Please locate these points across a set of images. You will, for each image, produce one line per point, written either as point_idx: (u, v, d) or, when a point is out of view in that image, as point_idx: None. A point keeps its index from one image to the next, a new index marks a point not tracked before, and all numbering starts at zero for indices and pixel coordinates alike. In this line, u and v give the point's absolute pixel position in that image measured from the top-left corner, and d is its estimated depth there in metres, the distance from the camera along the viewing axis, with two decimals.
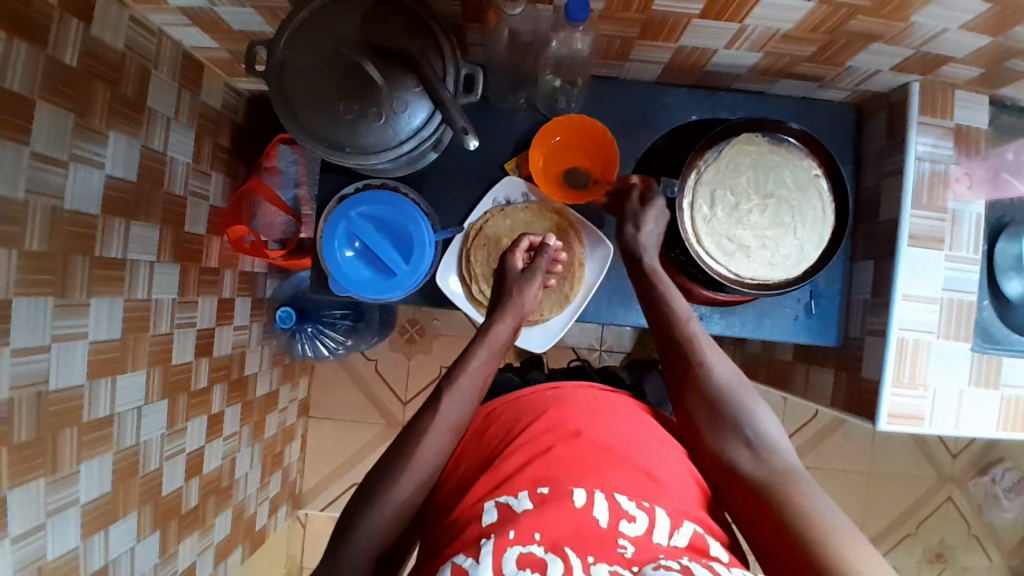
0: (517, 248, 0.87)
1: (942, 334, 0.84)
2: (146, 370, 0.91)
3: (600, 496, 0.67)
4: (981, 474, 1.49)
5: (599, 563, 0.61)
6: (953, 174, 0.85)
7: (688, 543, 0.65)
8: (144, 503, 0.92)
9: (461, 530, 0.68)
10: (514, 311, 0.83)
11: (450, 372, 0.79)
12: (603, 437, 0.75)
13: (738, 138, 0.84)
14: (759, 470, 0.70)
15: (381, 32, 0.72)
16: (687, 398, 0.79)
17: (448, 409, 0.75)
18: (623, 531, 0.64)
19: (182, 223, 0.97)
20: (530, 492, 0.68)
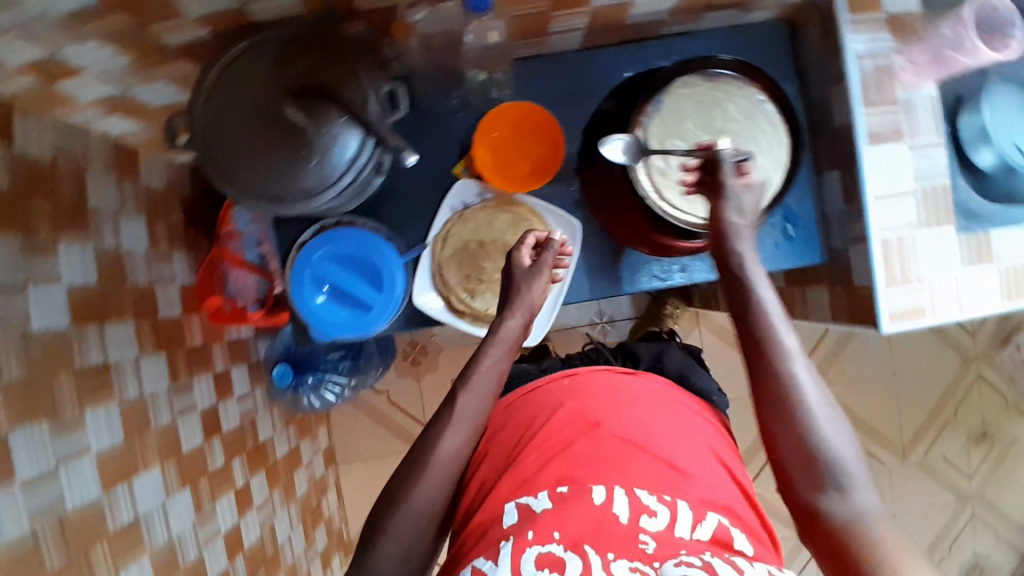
0: (522, 244, 0.83)
1: (922, 224, 0.84)
2: (160, 464, 0.90)
3: (620, 492, 0.70)
4: (1005, 344, 1.48)
5: (619, 560, 0.63)
6: (897, 65, 0.84)
7: (711, 537, 0.68)
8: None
9: (482, 530, 0.71)
10: (524, 307, 0.80)
11: (462, 371, 0.79)
12: (623, 429, 0.77)
13: (673, 86, 0.83)
14: (838, 514, 0.64)
15: (297, 71, 0.70)
16: (766, 411, 0.70)
17: (466, 405, 0.75)
18: (644, 527, 0.67)
19: (156, 311, 0.96)
20: (549, 491, 0.70)
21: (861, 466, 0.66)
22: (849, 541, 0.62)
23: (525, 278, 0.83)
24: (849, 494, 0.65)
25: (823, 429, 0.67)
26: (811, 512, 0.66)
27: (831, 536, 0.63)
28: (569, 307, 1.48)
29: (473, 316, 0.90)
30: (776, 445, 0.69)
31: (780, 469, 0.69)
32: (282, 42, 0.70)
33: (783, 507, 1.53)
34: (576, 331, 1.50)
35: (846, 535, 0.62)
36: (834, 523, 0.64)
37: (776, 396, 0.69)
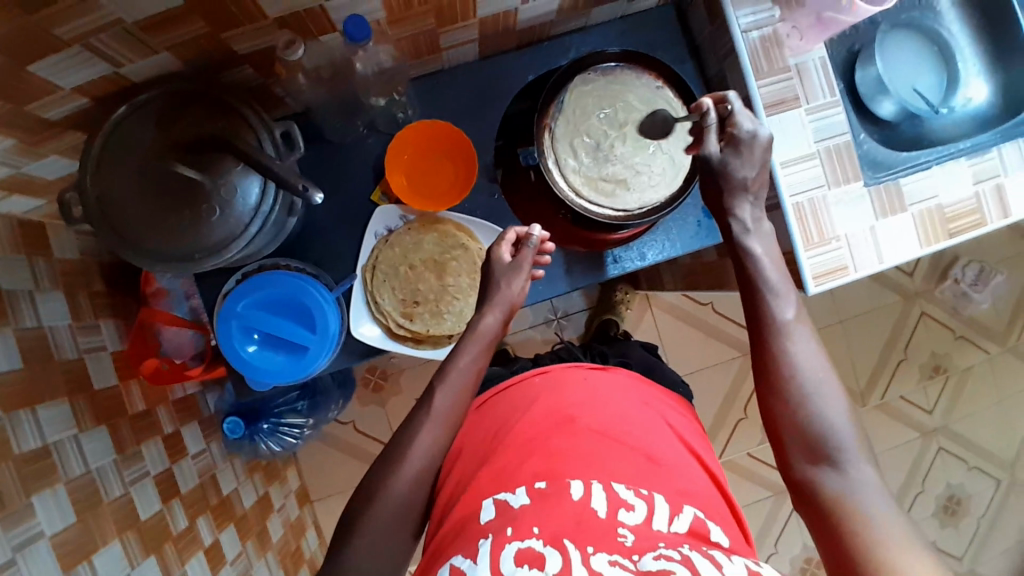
0: (500, 241, 0.83)
1: (831, 183, 0.86)
2: (121, 538, 0.88)
3: (598, 487, 0.69)
4: (943, 279, 1.53)
5: (599, 553, 0.60)
6: (783, 31, 0.86)
7: (688, 530, 0.67)
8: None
9: (457, 529, 0.69)
10: (502, 303, 0.80)
11: (442, 364, 0.79)
12: (599, 424, 0.78)
13: (573, 83, 0.84)
14: (829, 487, 0.64)
15: (180, 129, 0.69)
16: (763, 388, 0.71)
17: (442, 402, 0.76)
18: (622, 521, 0.65)
19: (90, 385, 0.93)
20: (528, 488, 0.69)
21: (857, 442, 0.66)
22: (839, 514, 0.62)
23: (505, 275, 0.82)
24: (843, 469, 0.64)
25: (819, 406, 0.67)
26: (805, 486, 0.66)
27: (820, 511, 0.63)
28: (523, 310, 1.49)
29: (414, 340, 0.89)
30: (772, 421, 0.69)
31: (777, 445, 0.69)
32: (162, 102, 0.70)
33: (760, 469, 1.56)
34: (532, 332, 1.50)
35: (836, 508, 0.62)
36: (826, 497, 0.64)
37: (771, 371, 0.70)
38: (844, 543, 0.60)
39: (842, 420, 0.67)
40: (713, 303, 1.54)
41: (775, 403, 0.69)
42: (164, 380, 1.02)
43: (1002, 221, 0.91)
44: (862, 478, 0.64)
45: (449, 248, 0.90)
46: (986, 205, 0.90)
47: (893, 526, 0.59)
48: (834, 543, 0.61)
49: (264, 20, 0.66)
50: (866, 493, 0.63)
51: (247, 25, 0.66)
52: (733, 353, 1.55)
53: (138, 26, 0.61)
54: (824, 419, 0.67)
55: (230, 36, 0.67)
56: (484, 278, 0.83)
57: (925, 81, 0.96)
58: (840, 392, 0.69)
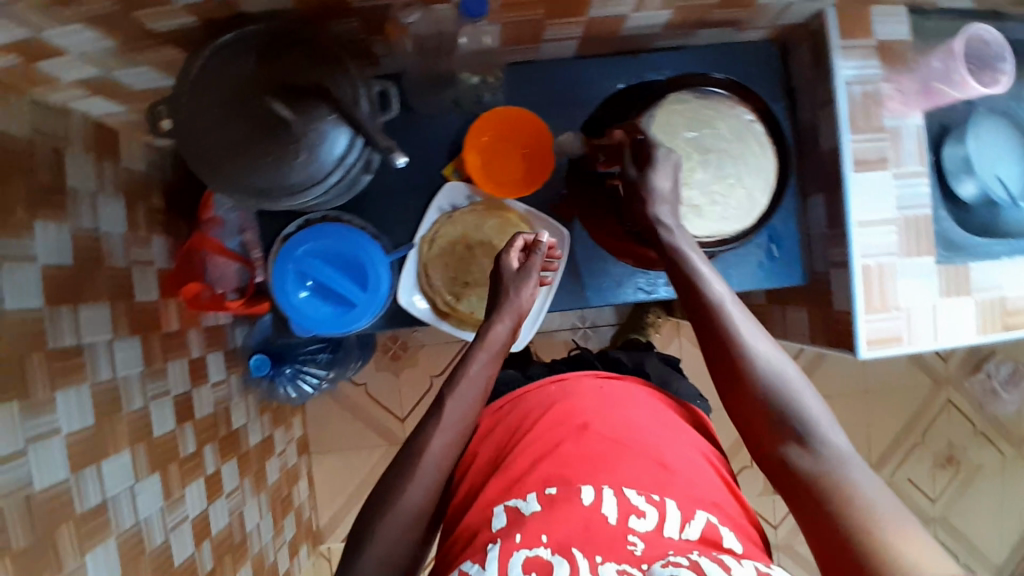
0: (510, 247, 0.83)
1: (904, 252, 0.85)
2: (130, 449, 0.90)
3: (609, 492, 0.69)
4: (975, 371, 1.51)
5: (607, 562, 0.63)
6: (885, 92, 0.85)
7: (699, 536, 0.67)
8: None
9: (473, 532, 0.71)
10: (512, 311, 0.80)
11: (450, 377, 0.78)
12: (611, 429, 0.77)
13: (666, 100, 0.83)
14: (807, 467, 0.63)
15: (279, 68, 0.70)
16: (723, 379, 0.71)
17: (450, 413, 0.75)
18: (632, 528, 0.66)
19: (131, 295, 0.95)
20: (538, 494, 0.70)
21: (823, 415, 0.66)
22: (819, 492, 0.61)
23: (515, 281, 0.82)
24: (815, 441, 0.64)
25: (778, 388, 0.67)
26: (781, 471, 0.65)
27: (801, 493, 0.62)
28: (553, 311, 1.49)
29: (457, 319, 0.89)
30: (746, 412, 0.69)
31: (751, 434, 0.69)
32: (269, 37, 0.70)
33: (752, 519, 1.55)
34: (557, 336, 1.51)
35: (817, 486, 0.61)
36: (803, 478, 0.63)
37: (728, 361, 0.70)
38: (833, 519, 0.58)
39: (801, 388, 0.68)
40: None
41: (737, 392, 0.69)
42: (200, 306, 1.05)
43: None
44: (834, 448, 0.64)
45: (508, 236, 0.90)
46: None
47: (875, 494, 0.59)
48: (822, 525, 0.59)
49: None
50: (845, 466, 0.62)
51: None
52: None
53: None
54: (783, 390, 0.67)
55: None
56: (495, 286, 0.83)
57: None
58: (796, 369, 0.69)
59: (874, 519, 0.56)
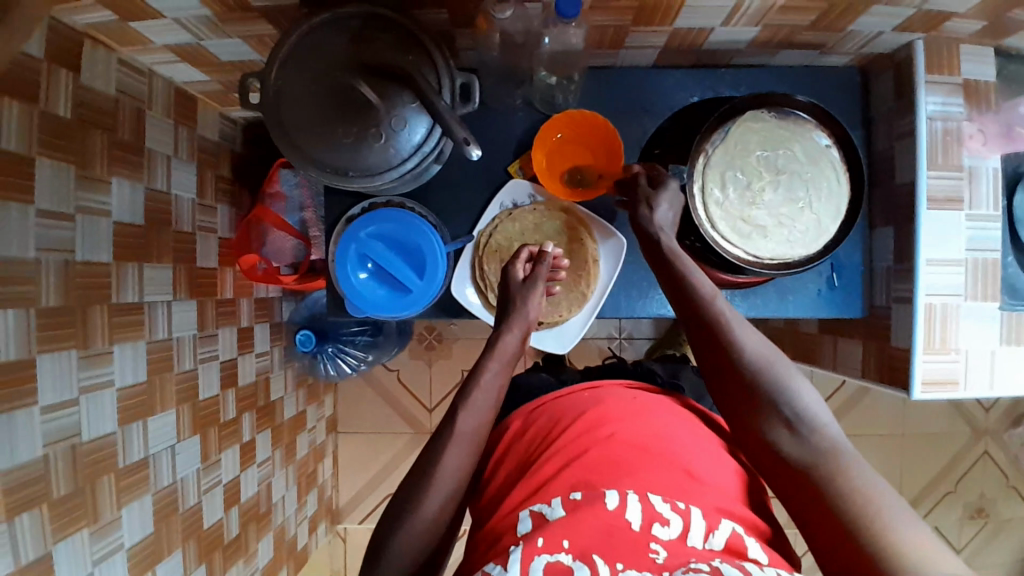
0: (516, 259, 0.85)
1: (970, 295, 0.83)
2: (176, 409, 0.92)
3: (633, 498, 0.66)
4: (1016, 424, 1.47)
5: (628, 569, 0.60)
6: (966, 130, 0.84)
7: (724, 546, 0.65)
8: (187, 539, 0.94)
9: (498, 537, 0.69)
10: (521, 321, 0.80)
11: (462, 387, 0.75)
12: (637, 436, 0.75)
13: (743, 116, 0.83)
14: (797, 454, 0.64)
15: (372, 49, 0.71)
16: (710, 375, 0.71)
17: (464, 422, 0.71)
18: (656, 535, 0.64)
19: (193, 259, 0.97)
20: (562, 498, 0.68)
21: (811, 403, 0.66)
22: (811, 481, 0.62)
23: (522, 292, 0.83)
24: (802, 425, 0.65)
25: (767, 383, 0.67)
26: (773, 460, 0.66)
27: (793, 479, 0.64)
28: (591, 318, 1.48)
29: None
30: (734, 413, 0.69)
31: (735, 426, 0.70)
32: (364, 19, 0.72)
33: None
34: (593, 343, 1.50)
35: (808, 473, 0.63)
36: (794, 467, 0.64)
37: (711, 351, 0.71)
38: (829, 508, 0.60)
39: (780, 365, 0.68)
40: None
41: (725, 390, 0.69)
42: (256, 279, 1.04)
43: None
44: (822, 431, 0.65)
45: (566, 239, 0.89)
46: None
47: (865, 478, 0.61)
48: (818, 516, 0.61)
49: None
50: (835, 451, 0.63)
51: None
52: None
53: None
54: (765, 370, 0.68)
55: None
56: (502, 296, 0.84)
57: None
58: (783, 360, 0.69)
59: (870, 511, 0.58)
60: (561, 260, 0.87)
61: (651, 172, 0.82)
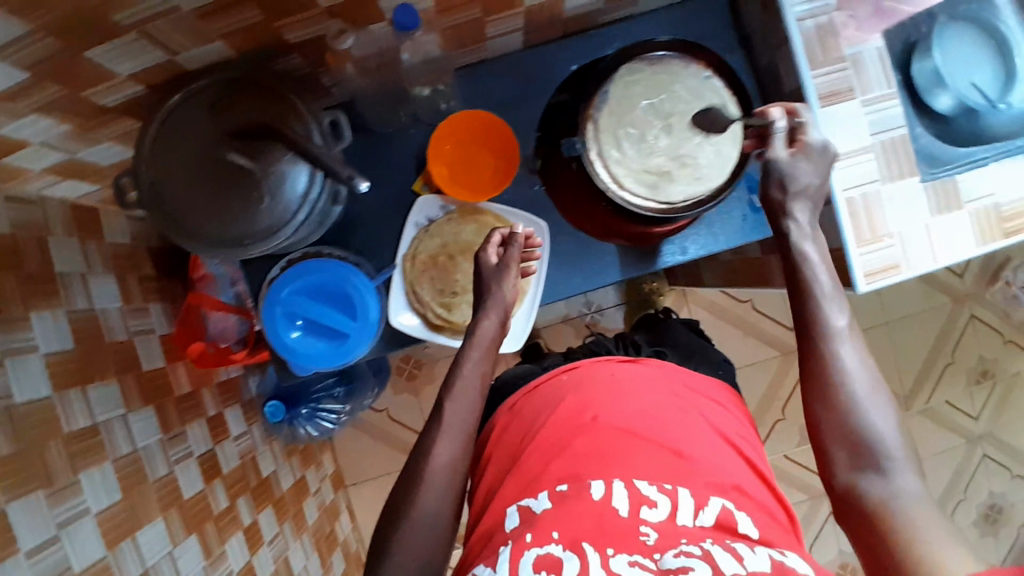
0: (487, 243, 0.83)
1: (886, 178, 0.83)
2: (163, 516, 0.90)
3: (619, 485, 0.69)
4: (994, 281, 1.47)
5: (618, 555, 0.62)
6: (838, 21, 0.83)
7: (715, 522, 0.67)
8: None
9: (489, 531, 0.72)
10: (496, 306, 0.80)
11: (447, 376, 0.78)
12: (625, 420, 0.77)
13: (619, 73, 0.82)
14: (873, 498, 0.64)
15: (232, 116, 0.70)
16: (814, 397, 0.70)
17: (452, 415, 0.74)
18: (645, 519, 0.66)
19: (138, 365, 0.96)
20: (549, 492, 0.70)
21: (903, 453, 0.66)
22: (882, 523, 0.62)
23: (496, 276, 0.82)
24: (890, 477, 0.64)
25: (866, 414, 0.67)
26: (848, 495, 0.66)
27: (860, 521, 0.64)
28: (557, 301, 1.48)
29: (454, 330, 0.88)
30: (825, 446, 0.69)
31: (823, 453, 0.69)
32: (217, 87, 0.71)
33: (795, 471, 1.54)
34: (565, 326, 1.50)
35: (876, 521, 0.63)
36: (869, 505, 0.64)
37: (820, 377, 0.69)
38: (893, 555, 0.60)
39: (890, 431, 0.66)
40: (753, 300, 1.51)
41: (825, 414, 0.68)
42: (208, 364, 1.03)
43: None
44: (909, 487, 0.64)
45: None
46: None
47: (939, 536, 0.59)
48: (878, 554, 0.61)
49: (315, 8, 0.66)
50: (910, 505, 0.63)
51: (299, 15, 0.67)
52: (770, 353, 1.52)
53: (195, 14, 0.62)
54: (875, 430, 0.66)
55: (282, 25, 0.68)
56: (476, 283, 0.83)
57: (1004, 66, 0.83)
58: (888, 405, 0.68)
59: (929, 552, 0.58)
60: (532, 239, 0.85)
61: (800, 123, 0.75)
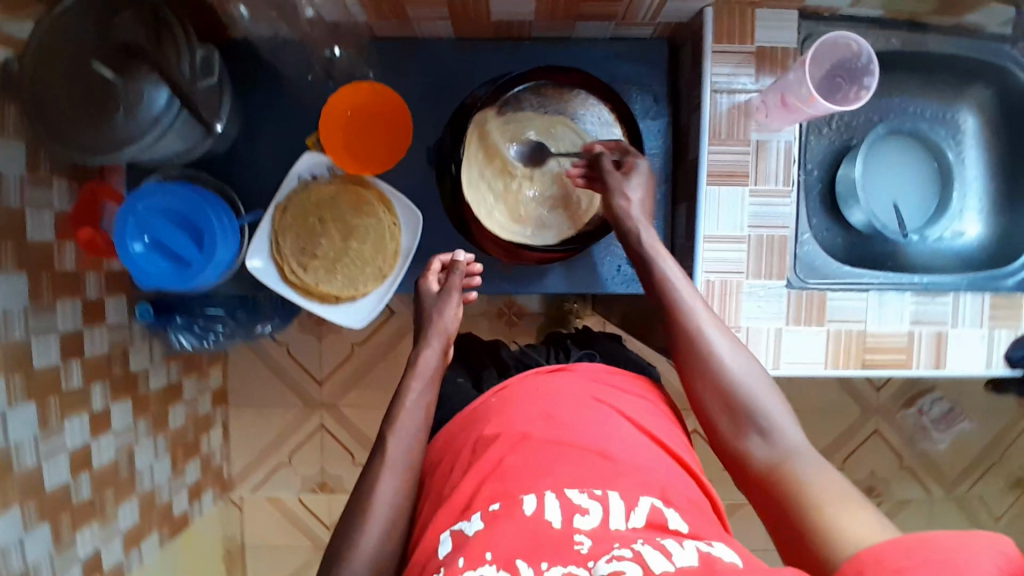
0: (428, 271, 0.87)
1: (752, 272, 0.82)
2: (4, 376, 0.86)
3: (551, 496, 0.59)
4: (909, 405, 1.45)
5: (552, 568, 0.53)
6: (755, 103, 0.81)
7: (645, 523, 0.57)
8: (25, 499, 0.89)
9: (420, 568, 0.61)
10: (439, 330, 0.81)
11: (389, 412, 0.75)
12: (551, 431, 0.66)
13: (519, 93, 0.84)
14: (761, 456, 0.66)
15: (115, 27, 0.71)
16: (688, 370, 0.73)
17: (396, 450, 0.71)
18: (578, 527, 0.56)
19: (21, 234, 0.89)
20: (481, 512, 0.59)
21: (779, 411, 0.68)
22: (777, 484, 0.63)
23: (437, 302, 0.85)
24: (768, 431, 0.67)
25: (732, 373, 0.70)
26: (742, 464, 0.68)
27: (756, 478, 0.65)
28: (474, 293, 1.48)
29: (304, 291, 0.88)
30: (710, 421, 0.70)
31: (709, 427, 0.71)
32: None
33: None
34: None
35: (771, 477, 0.64)
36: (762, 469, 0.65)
37: (691, 354, 0.72)
38: (792, 508, 0.61)
39: (764, 394, 0.69)
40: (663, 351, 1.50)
41: (700, 387, 0.71)
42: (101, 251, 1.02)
43: (931, 370, 0.86)
44: (789, 439, 0.66)
45: (362, 213, 0.88)
46: (919, 346, 0.86)
47: (820, 479, 0.62)
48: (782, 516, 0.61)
49: None
50: (796, 456, 0.65)
51: None
52: None
53: None
54: (744, 386, 0.70)
55: None
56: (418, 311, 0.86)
57: (922, 203, 0.96)
58: (755, 367, 0.72)
59: (818, 496, 0.60)
60: (473, 268, 0.87)
61: (618, 150, 0.85)
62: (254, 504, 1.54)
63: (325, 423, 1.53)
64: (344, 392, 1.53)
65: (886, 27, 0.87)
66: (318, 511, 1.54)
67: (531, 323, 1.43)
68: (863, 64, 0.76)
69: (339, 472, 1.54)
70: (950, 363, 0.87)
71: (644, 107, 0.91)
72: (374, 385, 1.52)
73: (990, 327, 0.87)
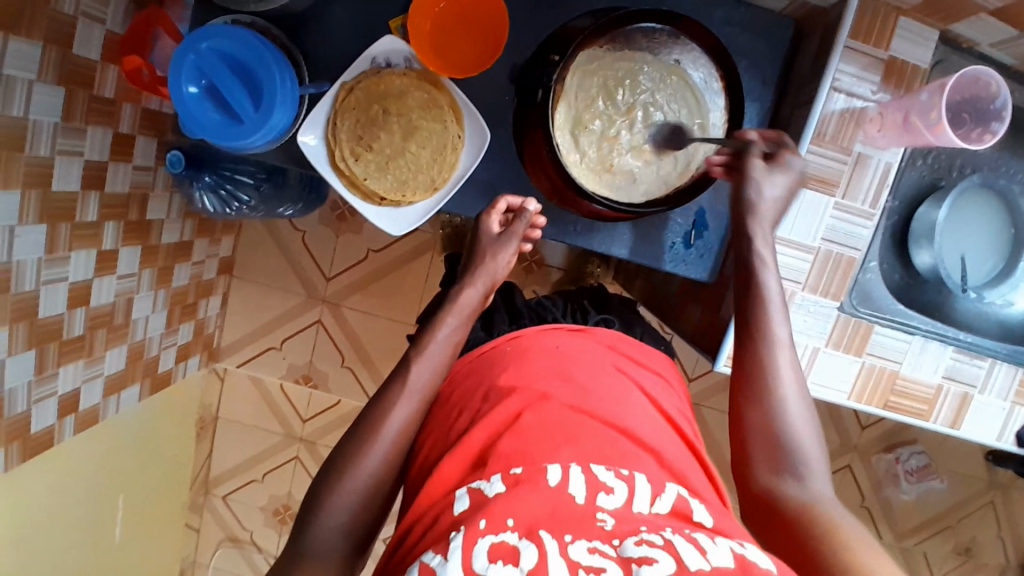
0: (493, 210, 0.81)
1: (807, 285, 0.80)
2: (22, 191, 0.81)
3: (576, 470, 0.57)
4: (887, 451, 1.47)
5: (577, 542, 0.51)
6: (869, 113, 0.77)
7: (671, 510, 0.56)
8: (16, 321, 0.85)
9: (431, 520, 0.57)
10: (487, 276, 0.78)
11: (416, 339, 0.73)
12: (570, 395, 0.65)
13: (636, 27, 0.79)
14: (792, 496, 0.62)
15: None
16: (746, 384, 0.69)
17: (417, 375, 0.69)
18: (601, 505, 0.54)
19: (69, 46, 0.84)
20: (501, 474, 0.57)
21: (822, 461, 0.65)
22: (799, 520, 0.60)
23: (493, 245, 0.80)
24: (804, 474, 0.64)
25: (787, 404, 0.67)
26: (763, 495, 0.64)
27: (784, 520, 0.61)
28: None
29: (349, 181, 0.83)
30: (744, 448, 0.67)
31: (741, 446, 0.68)
32: None
33: None
34: None
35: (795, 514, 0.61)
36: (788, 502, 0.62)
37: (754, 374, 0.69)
38: (815, 543, 0.57)
39: (807, 430, 0.66)
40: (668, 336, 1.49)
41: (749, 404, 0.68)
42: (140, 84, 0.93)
43: (945, 428, 0.86)
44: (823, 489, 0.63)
45: (430, 116, 0.84)
46: (941, 401, 0.85)
47: (853, 529, 0.58)
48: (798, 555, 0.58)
49: None
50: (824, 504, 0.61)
51: None
52: None
53: None
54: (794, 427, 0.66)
55: None
56: (470, 248, 0.81)
57: (987, 265, 0.93)
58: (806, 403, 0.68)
59: (852, 546, 0.56)
60: (538, 221, 0.83)
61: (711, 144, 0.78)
62: (236, 378, 1.54)
63: (323, 319, 1.52)
64: (348, 294, 1.51)
65: (1015, 79, 0.83)
66: (295, 401, 1.54)
67: (551, 275, 1.41)
68: (996, 109, 0.73)
69: (325, 369, 1.54)
70: (965, 426, 0.86)
71: (749, 87, 0.86)
72: (380, 294, 1.50)
73: (1012, 402, 0.87)
